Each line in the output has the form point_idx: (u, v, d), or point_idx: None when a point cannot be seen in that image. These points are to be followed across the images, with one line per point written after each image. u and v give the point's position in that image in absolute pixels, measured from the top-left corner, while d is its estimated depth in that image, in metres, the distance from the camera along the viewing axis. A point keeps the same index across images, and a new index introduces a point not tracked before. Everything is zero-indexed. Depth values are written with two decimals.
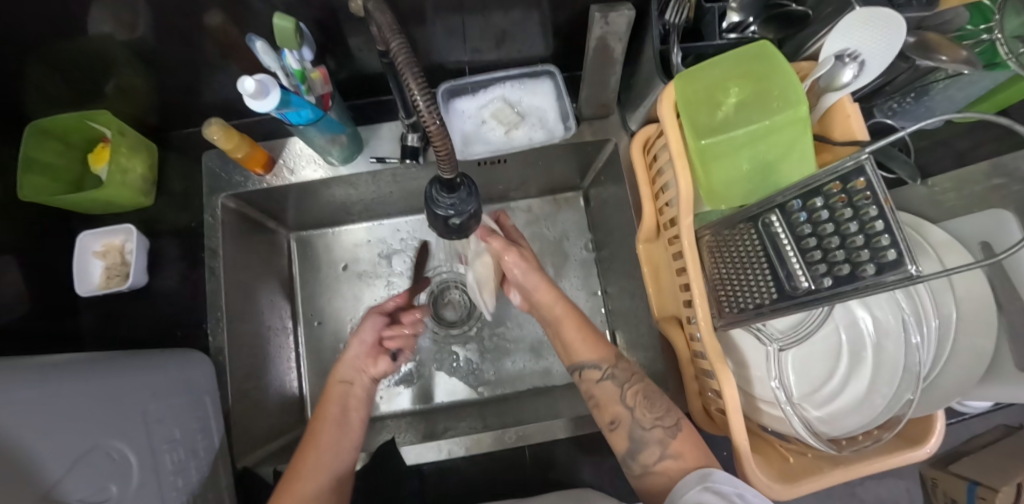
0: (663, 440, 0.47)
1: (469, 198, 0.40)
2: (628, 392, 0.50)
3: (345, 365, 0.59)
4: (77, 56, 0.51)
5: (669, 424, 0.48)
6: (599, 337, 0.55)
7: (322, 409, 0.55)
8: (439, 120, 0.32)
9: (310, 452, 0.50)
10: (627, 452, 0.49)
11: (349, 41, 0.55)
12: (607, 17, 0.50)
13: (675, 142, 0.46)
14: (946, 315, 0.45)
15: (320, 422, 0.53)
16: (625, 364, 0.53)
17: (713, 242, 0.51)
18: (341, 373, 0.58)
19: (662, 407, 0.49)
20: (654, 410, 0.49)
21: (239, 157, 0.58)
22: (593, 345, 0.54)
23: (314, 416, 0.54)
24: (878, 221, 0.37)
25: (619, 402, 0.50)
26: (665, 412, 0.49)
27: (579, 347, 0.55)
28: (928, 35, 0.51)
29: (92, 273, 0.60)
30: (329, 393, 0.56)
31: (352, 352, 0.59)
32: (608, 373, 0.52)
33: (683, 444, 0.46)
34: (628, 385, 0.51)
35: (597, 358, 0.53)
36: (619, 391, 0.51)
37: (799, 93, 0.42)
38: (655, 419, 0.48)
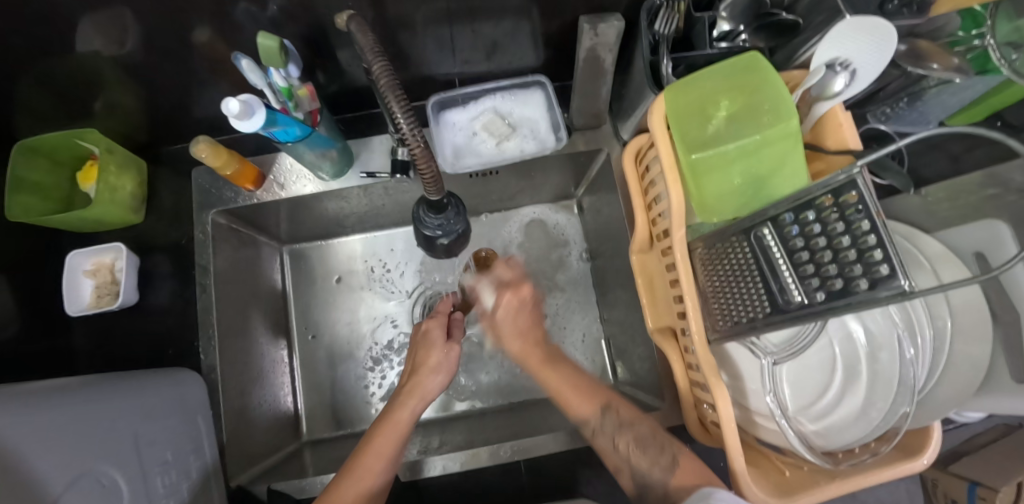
0: (665, 478, 0.44)
1: (457, 218, 0.41)
2: (619, 440, 0.48)
3: (424, 402, 0.52)
4: (64, 74, 0.51)
5: (666, 463, 0.45)
6: (587, 385, 0.52)
7: (376, 440, 0.48)
8: (423, 141, 0.34)
9: (349, 489, 0.45)
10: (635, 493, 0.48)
11: (338, 54, 0.55)
12: (596, 29, 0.50)
13: (665, 155, 0.46)
14: (941, 326, 0.45)
15: (369, 457, 0.47)
16: (615, 411, 0.50)
17: (706, 255, 0.51)
18: (410, 409, 0.51)
19: (656, 449, 0.47)
20: (650, 454, 0.47)
21: (229, 174, 0.57)
22: (586, 397, 0.51)
23: (361, 443, 0.49)
24: (870, 236, 0.36)
25: (614, 452, 0.49)
26: (659, 452, 0.46)
27: (570, 399, 0.51)
28: (920, 43, 0.51)
29: (83, 293, 0.60)
30: (392, 428, 0.49)
31: (430, 390, 0.52)
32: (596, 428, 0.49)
33: (687, 476, 0.43)
34: (618, 435, 0.49)
35: (590, 408, 0.50)
36: (610, 443, 0.49)
37: (789, 107, 0.41)
38: (652, 463, 0.46)
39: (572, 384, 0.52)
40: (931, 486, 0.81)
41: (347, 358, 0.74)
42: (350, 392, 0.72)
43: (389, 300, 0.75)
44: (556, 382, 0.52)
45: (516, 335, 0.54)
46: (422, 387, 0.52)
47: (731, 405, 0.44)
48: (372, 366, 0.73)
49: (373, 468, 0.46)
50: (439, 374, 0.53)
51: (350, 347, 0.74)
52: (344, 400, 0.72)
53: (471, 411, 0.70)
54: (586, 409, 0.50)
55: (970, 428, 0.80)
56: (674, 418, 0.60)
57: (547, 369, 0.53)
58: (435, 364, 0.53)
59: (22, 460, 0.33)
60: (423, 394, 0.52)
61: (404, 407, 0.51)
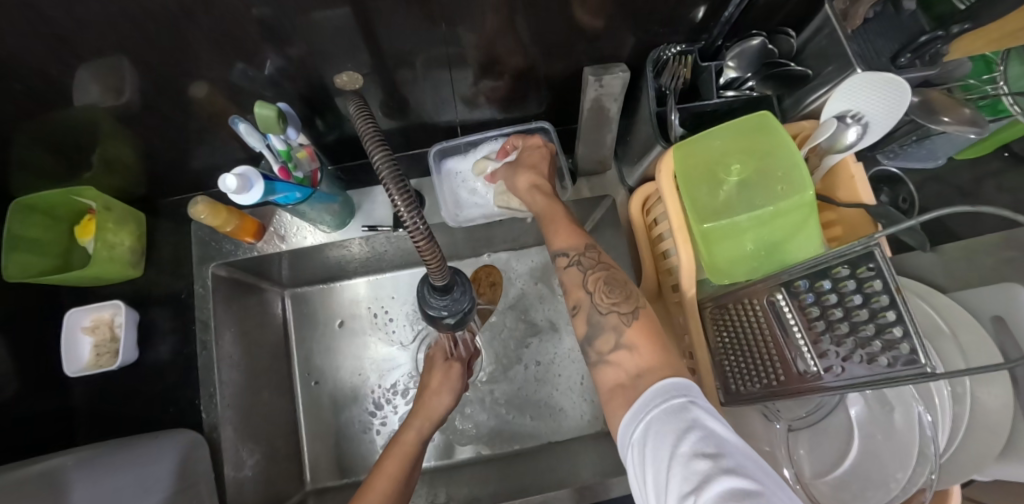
0: (618, 327, 0.41)
1: (464, 297, 0.38)
2: (589, 276, 0.45)
3: (430, 423, 0.56)
4: (61, 130, 0.50)
5: (625, 311, 0.42)
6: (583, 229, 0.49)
7: (386, 463, 0.51)
8: (424, 228, 0.32)
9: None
10: (584, 339, 0.44)
11: (337, 102, 0.54)
12: (601, 80, 0.49)
13: (676, 218, 0.46)
14: (960, 391, 0.44)
15: (377, 477, 0.49)
16: (597, 253, 0.47)
17: (716, 315, 0.49)
18: (417, 430, 0.55)
19: (621, 294, 0.43)
20: (614, 295, 0.43)
21: (229, 230, 0.56)
22: (571, 232, 0.48)
23: (373, 470, 0.50)
24: (889, 311, 0.35)
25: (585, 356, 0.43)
26: (622, 298, 0.43)
27: (555, 230, 0.49)
28: (933, 95, 0.49)
29: (82, 352, 0.59)
30: (401, 449, 0.52)
31: (438, 411, 0.57)
32: (574, 257, 0.46)
33: (639, 333, 0.41)
34: (590, 273, 0.45)
35: (568, 244, 0.47)
36: (582, 278, 0.45)
37: (803, 175, 0.40)
38: (612, 304, 0.43)
39: (565, 218, 0.50)
40: None
41: (349, 404, 0.72)
42: (354, 440, 0.71)
43: (391, 346, 0.74)
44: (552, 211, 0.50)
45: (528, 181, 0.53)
46: (430, 407, 0.57)
47: None
48: (374, 409, 0.72)
49: (383, 486, 0.48)
50: (443, 394, 0.59)
51: (353, 392, 0.73)
52: (349, 448, 0.71)
53: (478, 459, 0.69)
54: (571, 239, 0.47)
55: None
56: None
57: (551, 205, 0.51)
58: (438, 386, 0.60)
59: None
60: (431, 415, 0.57)
61: (410, 430, 0.54)
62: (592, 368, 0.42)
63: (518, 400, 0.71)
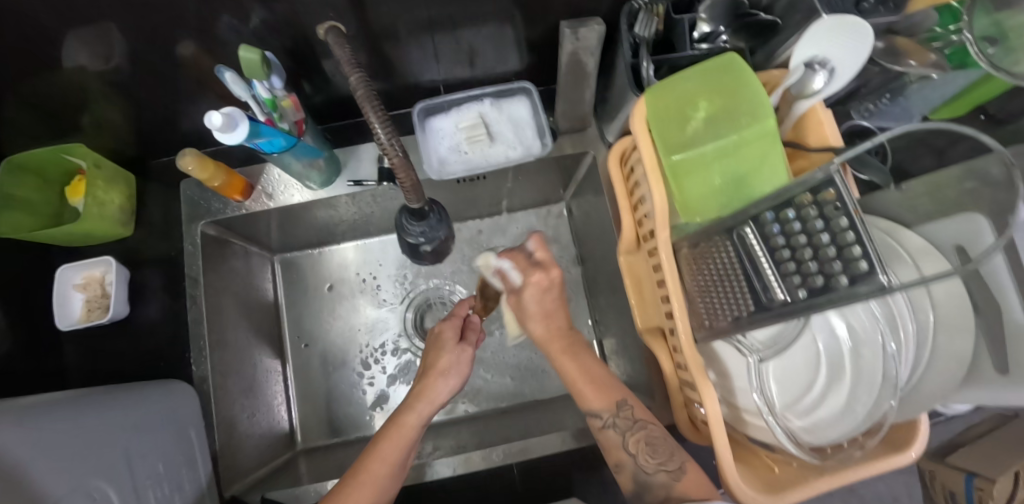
0: (667, 483, 0.47)
1: (438, 225, 0.42)
2: (631, 440, 0.50)
3: (432, 406, 0.52)
4: (50, 91, 0.51)
5: (672, 468, 0.48)
6: (609, 384, 0.53)
7: (381, 444, 0.49)
8: (400, 151, 0.34)
9: (360, 493, 0.45)
10: (635, 494, 0.49)
11: (324, 64, 0.55)
12: (579, 32, 0.49)
13: (648, 157, 0.47)
14: (924, 320, 0.45)
15: (370, 460, 0.48)
16: (630, 408, 0.52)
17: (691, 254, 0.51)
18: (420, 413, 0.51)
19: (664, 452, 0.49)
20: (658, 457, 0.49)
21: (217, 185, 0.58)
22: (602, 392, 0.52)
23: (365, 451, 0.49)
24: (849, 232, 0.37)
25: (622, 449, 0.50)
26: (667, 457, 0.49)
27: (585, 391, 0.53)
28: (896, 40, 0.55)
29: (74, 308, 0.60)
30: (399, 434, 0.50)
31: (440, 395, 0.53)
32: (609, 422, 0.51)
33: (690, 487, 0.46)
34: (630, 433, 0.50)
35: (605, 405, 0.51)
36: (621, 439, 0.50)
37: (766, 108, 0.42)
38: (658, 464, 0.48)
39: (590, 378, 0.53)
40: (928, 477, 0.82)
41: (338, 365, 0.74)
42: (343, 400, 0.73)
43: (380, 308, 0.76)
44: (577, 376, 0.54)
45: (541, 317, 0.56)
46: (433, 391, 0.53)
47: (719, 406, 0.45)
48: (362, 370, 0.74)
49: (380, 470, 0.47)
50: (447, 377, 0.54)
51: (342, 354, 0.74)
52: (338, 409, 0.72)
53: (462, 416, 0.70)
54: (602, 403, 0.52)
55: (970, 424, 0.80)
56: (667, 417, 0.60)
57: (566, 358, 0.55)
58: (448, 368, 0.54)
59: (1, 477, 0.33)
60: (433, 398, 0.52)
61: (411, 412, 0.51)
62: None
63: (504, 359, 0.73)
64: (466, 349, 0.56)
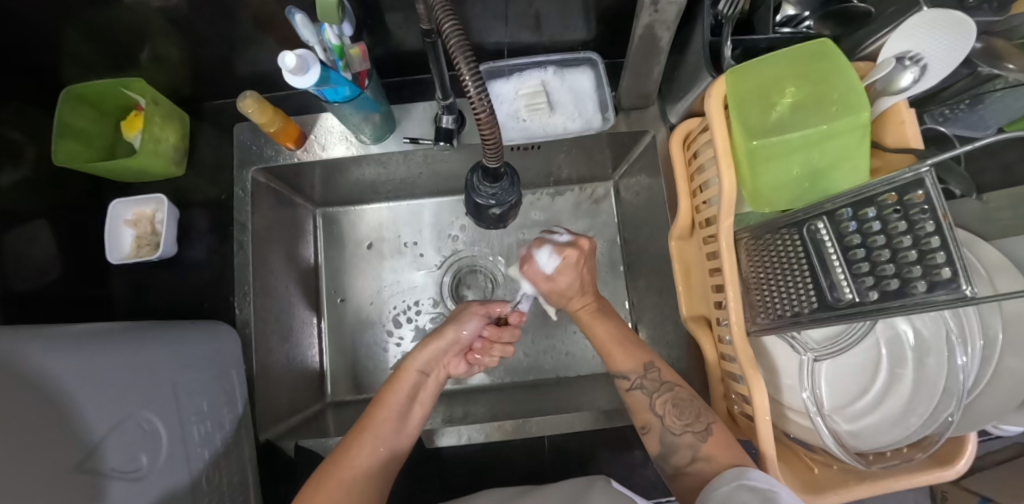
0: (693, 444, 0.47)
1: (511, 189, 0.42)
2: (657, 400, 0.51)
3: (430, 354, 0.58)
4: (114, 22, 0.51)
5: (700, 429, 0.48)
6: (635, 346, 0.56)
7: (386, 394, 0.53)
8: (489, 107, 0.33)
9: (361, 441, 0.49)
10: (659, 454, 0.50)
11: (387, 17, 0.53)
12: (657, 5, 0.46)
13: (721, 141, 0.45)
14: (992, 337, 0.43)
15: (378, 406, 0.52)
16: (657, 370, 0.54)
17: (752, 245, 0.50)
18: (416, 361, 0.56)
19: (692, 415, 0.49)
20: (685, 417, 0.49)
21: (273, 131, 0.57)
22: (630, 355, 0.55)
23: (373, 401, 0.53)
24: (934, 237, 0.35)
25: (648, 409, 0.52)
26: (694, 418, 0.49)
27: (613, 353, 0.56)
28: (996, 42, 0.49)
29: (123, 242, 0.61)
30: (398, 382, 0.54)
31: (439, 344, 0.58)
32: (637, 383, 0.53)
33: (716, 447, 0.46)
34: (657, 395, 0.52)
35: (632, 365, 0.54)
36: (649, 401, 0.52)
37: (860, 99, 0.40)
38: (686, 426, 0.48)
39: (619, 340, 0.56)
40: (943, 497, 0.81)
41: (371, 322, 0.75)
42: (374, 358, 0.73)
43: (418, 270, 0.76)
44: (603, 336, 0.57)
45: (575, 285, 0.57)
46: (432, 338, 0.58)
47: (767, 399, 0.44)
48: (392, 328, 0.74)
49: (382, 416, 0.51)
50: (456, 329, 0.60)
51: (375, 312, 0.75)
52: (367, 366, 0.73)
53: (489, 385, 0.70)
54: (626, 364, 0.55)
55: (994, 447, 0.79)
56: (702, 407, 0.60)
57: (598, 323, 0.58)
58: (448, 323, 0.61)
59: (36, 407, 0.33)
60: (436, 346, 0.58)
61: (412, 360, 0.56)
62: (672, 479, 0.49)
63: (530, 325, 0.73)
64: (476, 313, 0.62)
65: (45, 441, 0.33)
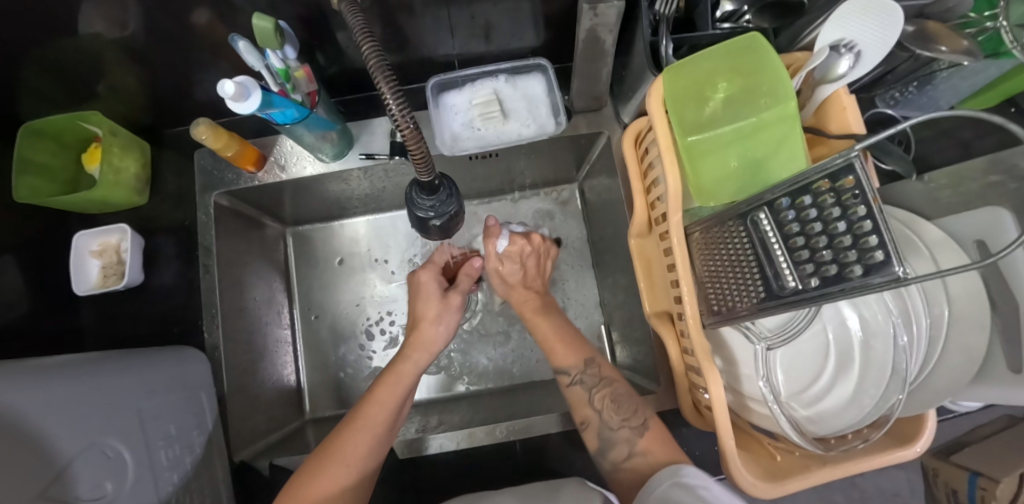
0: (630, 438, 0.49)
1: (448, 200, 0.47)
2: (597, 395, 0.53)
3: (428, 356, 0.57)
4: (65, 58, 0.51)
5: (635, 424, 0.49)
6: (577, 343, 0.59)
7: (378, 390, 0.52)
8: (412, 124, 0.34)
9: (356, 437, 0.48)
10: (598, 450, 0.51)
11: (336, 36, 0.54)
12: (595, 9, 0.46)
13: (663, 138, 0.46)
14: (939, 314, 0.44)
15: (370, 404, 0.51)
16: (597, 367, 0.57)
17: (704, 240, 0.51)
18: (416, 361, 0.55)
19: (628, 410, 0.51)
20: (623, 410, 0.51)
21: (230, 155, 0.58)
22: (573, 351, 0.58)
23: (364, 396, 0.52)
24: (867, 221, 0.34)
25: (588, 404, 0.53)
26: (631, 413, 0.50)
27: (557, 351, 0.59)
28: (929, 24, 0.48)
29: (89, 273, 0.61)
30: (396, 379, 0.53)
31: (435, 345, 0.57)
32: (578, 379, 0.56)
33: (651, 442, 0.48)
34: (597, 389, 0.54)
35: (572, 362, 0.57)
36: (587, 395, 0.54)
37: (787, 90, 0.41)
38: (623, 420, 0.50)
39: (559, 338, 0.60)
40: (931, 476, 0.81)
41: (347, 336, 0.75)
42: (351, 371, 0.74)
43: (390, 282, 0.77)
44: (548, 332, 0.61)
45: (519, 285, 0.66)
46: (426, 339, 0.57)
47: (724, 391, 0.44)
48: (366, 341, 0.75)
49: (376, 416, 0.50)
50: (438, 324, 0.58)
51: (351, 326, 0.76)
52: (346, 380, 0.74)
53: (465, 393, 0.72)
54: (572, 359, 0.57)
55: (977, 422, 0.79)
56: (670, 402, 0.60)
57: (539, 318, 0.63)
58: (437, 317, 0.58)
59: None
60: (429, 348, 0.57)
61: (407, 361, 0.55)
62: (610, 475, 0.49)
63: (499, 329, 0.74)
64: (458, 302, 0.60)
65: (17, 466, 0.34)
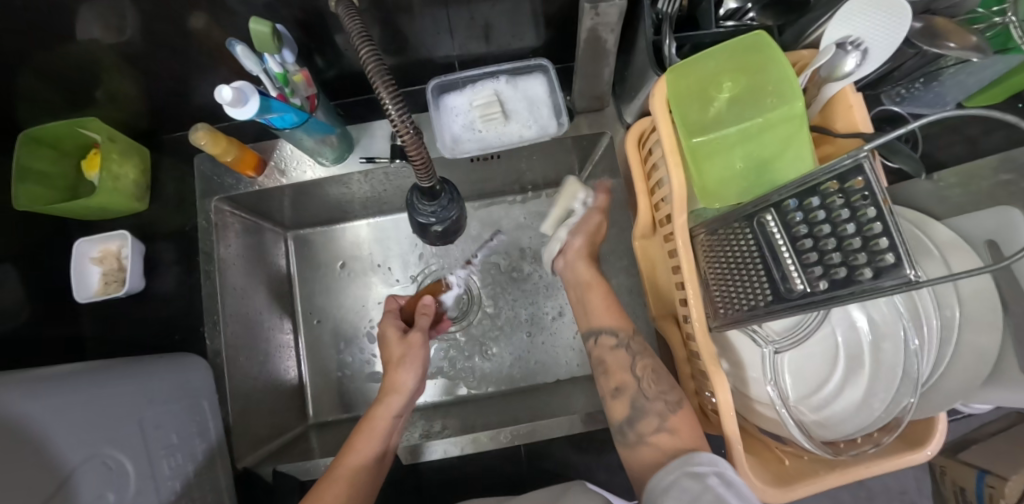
0: (664, 413, 0.48)
1: (450, 205, 0.47)
2: (638, 363, 0.52)
3: (402, 397, 0.56)
4: (61, 64, 0.51)
5: (672, 399, 0.48)
6: (619, 311, 0.57)
7: (356, 438, 0.52)
8: (412, 128, 0.34)
9: (333, 489, 0.47)
10: (626, 419, 0.50)
11: (335, 39, 0.53)
12: (598, 8, 0.45)
13: (667, 139, 0.45)
14: (949, 315, 0.43)
15: (349, 452, 0.50)
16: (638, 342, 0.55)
17: (709, 241, 0.50)
18: (388, 406, 0.55)
19: (667, 383, 0.50)
20: (662, 386, 0.50)
21: (229, 161, 0.57)
22: (612, 313, 0.57)
23: (344, 444, 0.52)
24: (876, 223, 0.34)
25: (626, 370, 0.52)
26: (670, 388, 0.49)
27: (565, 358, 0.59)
28: (936, 20, 0.47)
29: (90, 280, 0.61)
30: (371, 428, 0.52)
31: (408, 385, 0.56)
32: (622, 342, 0.54)
33: (684, 421, 0.47)
34: (638, 358, 0.53)
35: (615, 325, 0.56)
36: (629, 360, 0.53)
37: (794, 88, 0.40)
38: (660, 392, 0.49)
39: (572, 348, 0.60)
40: (939, 473, 0.80)
41: (350, 340, 0.75)
42: (354, 375, 0.74)
43: (392, 285, 0.76)
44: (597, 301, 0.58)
45: (581, 260, 0.61)
46: (397, 381, 0.56)
47: (731, 395, 0.43)
48: (368, 344, 0.75)
49: (356, 462, 0.50)
50: (405, 365, 0.57)
51: (353, 329, 0.75)
52: (349, 384, 0.73)
53: (471, 397, 0.71)
54: (608, 321, 0.56)
55: (985, 420, 0.78)
56: None
57: (595, 290, 0.59)
58: (401, 359, 0.58)
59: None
60: (404, 391, 0.56)
61: (382, 405, 0.54)
62: (632, 446, 0.49)
63: (498, 328, 0.74)
64: (421, 338, 0.59)
65: (19, 480, 0.34)
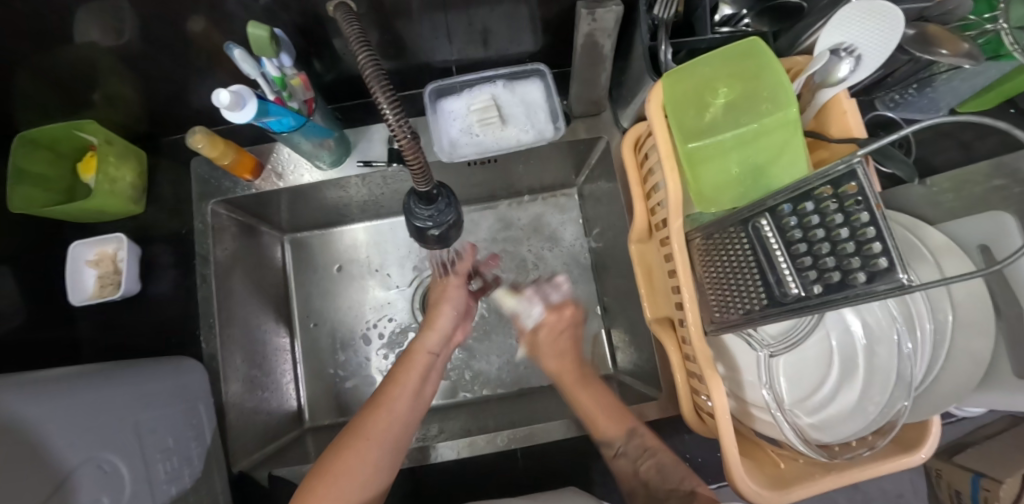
0: (685, 499, 0.47)
1: (446, 209, 0.47)
2: (642, 467, 0.51)
3: (437, 335, 0.59)
4: (60, 68, 0.51)
5: (686, 492, 0.47)
6: (617, 410, 0.55)
7: (400, 372, 0.54)
8: (408, 133, 0.34)
9: (376, 419, 0.49)
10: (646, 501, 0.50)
11: (334, 43, 0.53)
12: (595, 14, 0.45)
13: (663, 144, 0.46)
14: (943, 319, 0.44)
15: (394, 385, 0.52)
16: (641, 437, 0.53)
17: (704, 246, 0.50)
18: (425, 342, 0.57)
19: (676, 478, 0.49)
20: (671, 480, 0.49)
21: (227, 164, 0.58)
22: (618, 418, 0.54)
23: (387, 378, 0.53)
24: (870, 228, 0.34)
25: (633, 476, 0.51)
26: (679, 482, 0.48)
27: (598, 417, 0.54)
28: (930, 28, 0.48)
29: (86, 283, 0.61)
30: (411, 362, 0.55)
31: (444, 324, 0.59)
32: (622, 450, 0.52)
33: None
34: (641, 461, 0.51)
35: (621, 430, 0.53)
36: (633, 469, 0.51)
37: (788, 95, 0.40)
38: (671, 489, 0.48)
39: (604, 408, 0.55)
40: (934, 476, 0.80)
41: (347, 342, 0.75)
42: (351, 377, 0.74)
43: (389, 288, 0.76)
44: (591, 408, 0.55)
45: (554, 354, 0.62)
46: (435, 320, 0.59)
47: (727, 399, 0.43)
48: (365, 346, 0.75)
49: (397, 394, 0.52)
50: (449, 308, 0.61)
51: (350, 332, 0.75)
52: (345, 386, 0.73)
53: (468, 399, 0.71)
54: (615, 430, 0.53)
55: (980, 423, 0.79)
56: (671, 408, 0.60)
57: (579, 387, 0.58)
58: (439, 298, 0.62)
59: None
60: (441, 327, 0.59)
61: (422, 341, 0.57)
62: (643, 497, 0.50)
63: (494, 331, 0.74)
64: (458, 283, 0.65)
65: (16, 482, 0.34)
